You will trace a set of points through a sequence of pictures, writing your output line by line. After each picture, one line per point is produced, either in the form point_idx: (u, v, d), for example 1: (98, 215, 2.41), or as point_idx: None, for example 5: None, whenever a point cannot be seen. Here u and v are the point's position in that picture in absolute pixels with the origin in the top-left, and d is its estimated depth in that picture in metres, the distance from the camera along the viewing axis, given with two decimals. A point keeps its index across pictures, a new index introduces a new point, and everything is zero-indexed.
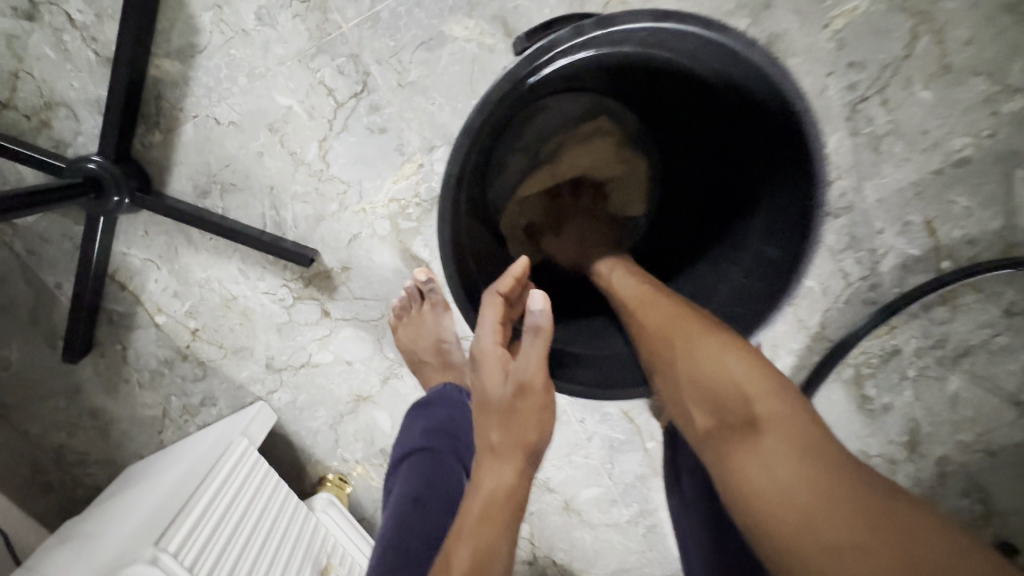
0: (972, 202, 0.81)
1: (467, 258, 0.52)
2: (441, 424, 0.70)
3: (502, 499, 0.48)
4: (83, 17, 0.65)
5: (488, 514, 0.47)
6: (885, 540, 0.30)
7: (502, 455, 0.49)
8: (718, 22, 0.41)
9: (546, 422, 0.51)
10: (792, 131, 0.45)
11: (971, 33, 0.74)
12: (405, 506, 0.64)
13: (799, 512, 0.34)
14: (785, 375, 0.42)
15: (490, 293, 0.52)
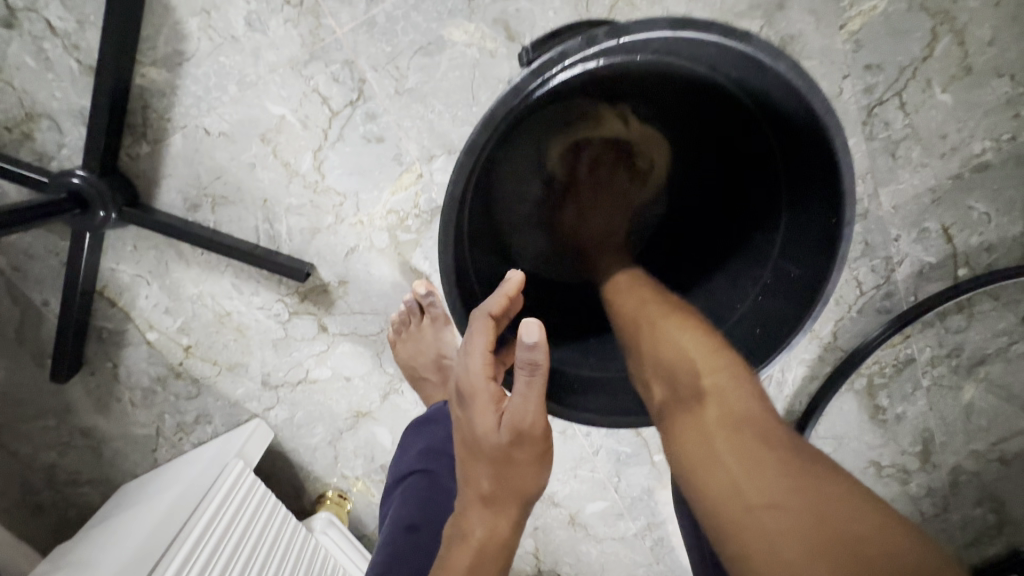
0: (990, 208, 0.80)
1: (469, 278, 0.49)
2: (440, 447, 0.66)
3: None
4: (64, 25, 0.62)
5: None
6: (805, 502, 0.33)
7: (492, 514, 0.46)
8: (742, 31, 0.37)
9: (542, 469, 0.47)
10: (821, 144, 0.42)
11: (993, 33, 0.71)
12: (399, 533, 0.60)
13: (732, 483, 0.36)
14: (738, 356, 0.44)
15: (479, 315, 0.45)
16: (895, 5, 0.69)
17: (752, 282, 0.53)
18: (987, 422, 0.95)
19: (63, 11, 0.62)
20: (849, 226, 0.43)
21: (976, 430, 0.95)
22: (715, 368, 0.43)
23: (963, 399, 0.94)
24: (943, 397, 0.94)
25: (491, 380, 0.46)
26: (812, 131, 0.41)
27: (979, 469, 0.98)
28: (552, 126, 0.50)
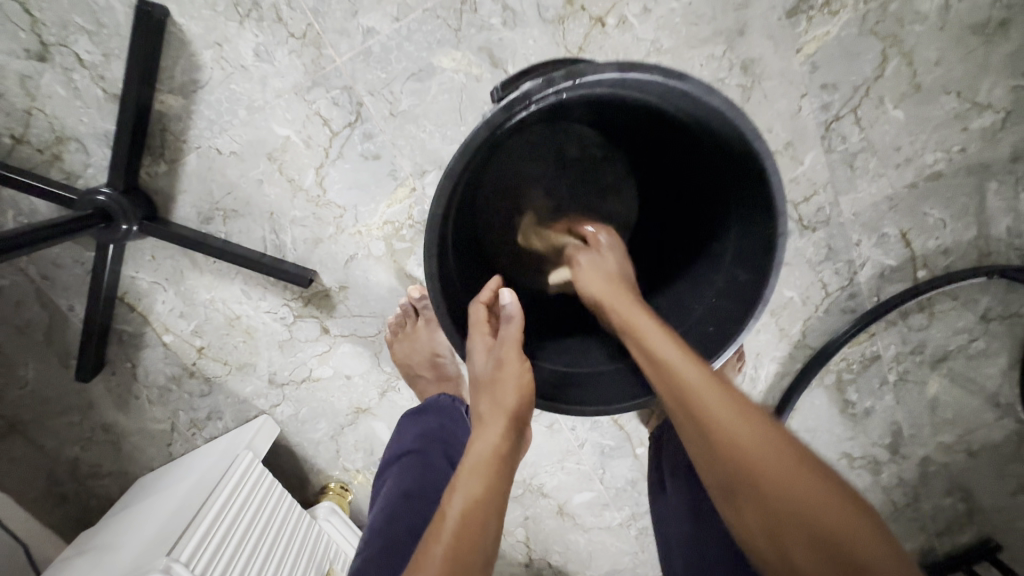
0: (944, 214, 0.86)
1: (455, 283, 0.56)
2: (434, 432, 0.73)
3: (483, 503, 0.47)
4: (91, 57, 0.69)
5: (470, 512, 0.46)
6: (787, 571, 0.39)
7: (486, 429, 0.52)
8: (679, 71, 0.44)
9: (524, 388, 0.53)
10: (754, 165, 0.48)
11: (940, 54, 0.77)
12: (397, 501, 0.65)
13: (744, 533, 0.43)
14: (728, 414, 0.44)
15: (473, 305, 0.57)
16: (848, 30, 0.75)
17: (709, 285, 0.59)
18: (953, 415, 1.00)
19: (90, 45, 0.69)
20: (783, 236, 0.49)
21: (942, 422, 1.01)
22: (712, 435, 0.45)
23: (928, 393, 1.00)
24: (908, 391, 1.00)
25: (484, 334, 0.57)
26: (745, 153, 0.48)
27: (947, 460, 1.03)
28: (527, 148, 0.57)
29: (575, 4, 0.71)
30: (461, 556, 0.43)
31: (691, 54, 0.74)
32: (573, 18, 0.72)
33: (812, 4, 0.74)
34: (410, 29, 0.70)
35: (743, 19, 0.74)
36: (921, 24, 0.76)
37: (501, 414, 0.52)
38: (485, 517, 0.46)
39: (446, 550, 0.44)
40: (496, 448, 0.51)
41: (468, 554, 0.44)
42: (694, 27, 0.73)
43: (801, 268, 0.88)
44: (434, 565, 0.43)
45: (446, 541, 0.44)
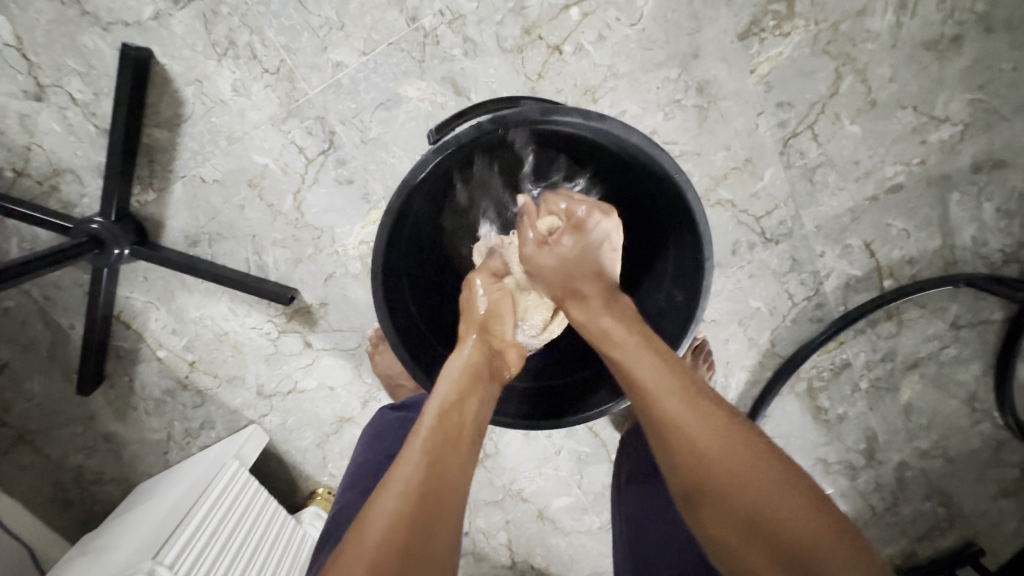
0: (907, 225, 0.87)
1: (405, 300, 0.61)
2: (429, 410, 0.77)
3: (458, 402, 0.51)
4: (83, 96, 0.75)
5: (445, 409, 0.50)
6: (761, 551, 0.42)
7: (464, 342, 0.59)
8: (599, 112, 0.48)
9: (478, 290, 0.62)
10: (679, 193, 0.51)
11: (893, 71, 0.80)
12: (381, 461, 0.70)
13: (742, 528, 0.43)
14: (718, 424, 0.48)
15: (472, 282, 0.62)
16: (799, 51, 0.78)
17: (652, 303, 0.64)
18: (928, 420, 1.01)
19: (82, 85, 0.74)
20: (710, 261, 0.52)
21: (917, 428, 1.02)
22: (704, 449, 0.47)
23: (902, 399, 1.01)
24: (882, 399, 1.01)
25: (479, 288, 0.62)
26: (671, 184, 0.51)
27: (925, 466, 1.03)
28: (480, 171, 0.63)
29: (533, 34, 0.75)
30: (439, 445, 0.47)
31: (647, 77, 0.78)
32: (531, 47, 0.75)
33: (762, 26, 0.77)
34: (377, 61, 0.75)
35: (696, 44, 0.77)
36: (873, 42, 0.79)
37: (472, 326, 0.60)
38: (463, 409, 0.51)
39: (426, 441, 0.47)
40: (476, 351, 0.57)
41: (447, 447, 0.48)
42: (648, 52, 0.77)
43: (765, 279, 0.90)
44: (415, 453, 0.46)
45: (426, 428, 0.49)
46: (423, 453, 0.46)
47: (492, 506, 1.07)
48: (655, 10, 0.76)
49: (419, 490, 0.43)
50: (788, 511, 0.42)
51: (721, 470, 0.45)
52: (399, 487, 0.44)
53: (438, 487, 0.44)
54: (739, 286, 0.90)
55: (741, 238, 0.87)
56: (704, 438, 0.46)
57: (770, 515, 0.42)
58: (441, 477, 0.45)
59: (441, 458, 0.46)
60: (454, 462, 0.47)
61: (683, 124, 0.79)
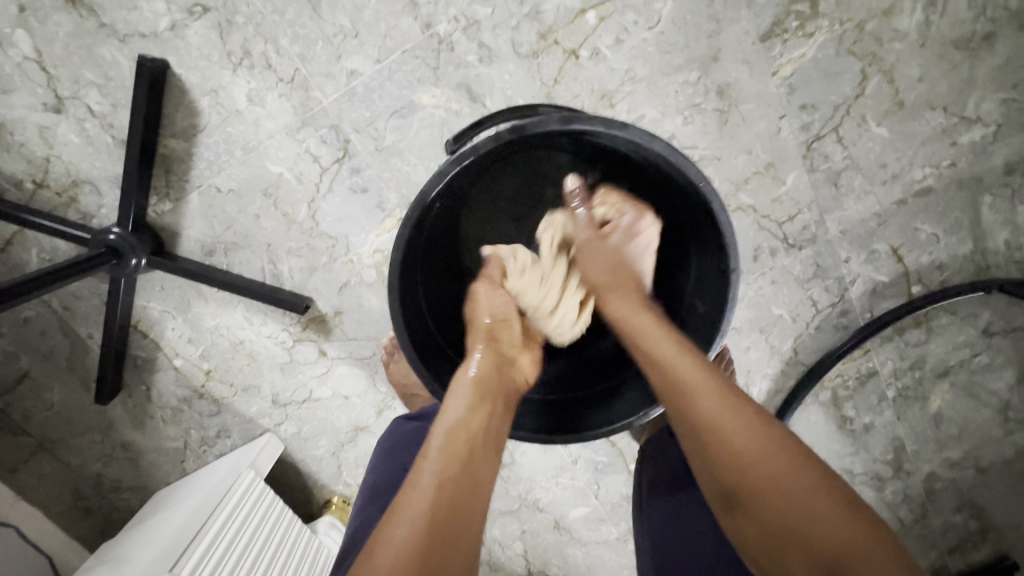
0: (937, 229, 0.84)
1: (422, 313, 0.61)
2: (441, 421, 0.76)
3: (469, 422, 0.49)
4: (101, 107, 0.75)
5: (455, 429, 0.48)
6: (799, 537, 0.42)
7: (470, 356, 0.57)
8: (622, 120, 0.46)
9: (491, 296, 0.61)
10: (704, 203, 0.50)
11: (922, 70, 0.77)
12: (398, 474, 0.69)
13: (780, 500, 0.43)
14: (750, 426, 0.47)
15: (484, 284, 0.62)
16: (823, 52, 0.76)
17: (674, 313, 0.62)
18: (959, 430, 0.97)
19: (100, 97, 0.75)
20: (736, 273, 0.51)
21: (947, 438, 0.98)
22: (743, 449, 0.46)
23: (931, 408, 0.97)
24: (910, 408, 0.97)
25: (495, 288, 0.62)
26: (696, 194, 0.50)
27: (955, 476, 1.00)
28: (496, 178, 0.62)
29: (549, 39, 0.74)
30: (448, 469, 0.45)
31: (666, 81, 0.76)
32: (547, 52, 0.74)
33: (785, 27, 0.75)
34: (392, 69, 0.74)
35: (716, 46, 0.75)
36: (900, 42, 0.76)
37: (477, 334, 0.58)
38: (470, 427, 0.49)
39: (434, 466, 0.45)
40: (485, 368, 0.55)
41: (458, 465, 0.46)
42: (666, 56, 0.75)
43: (788, 285, 0.87)
44: (426, 477, 0.44)
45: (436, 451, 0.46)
46: (434, 477, 0.44)
47: (508, 516, 1.05)
48: (674, 12, 0.74)
49: (429, 515, 0.41)
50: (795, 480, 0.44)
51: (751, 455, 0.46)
52: (406, 515, 0.42)
53: (448, 512, 0.42)
54: (761, 293, 0.88)
55: (763, 244, 0.85)
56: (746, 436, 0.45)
57: (822, 523, 0.41)
58: (451, 501, 0.43)
59: (450, 484, 0.44)
60: (463, 482, 0.45)
61: (703, 129, 0.78)
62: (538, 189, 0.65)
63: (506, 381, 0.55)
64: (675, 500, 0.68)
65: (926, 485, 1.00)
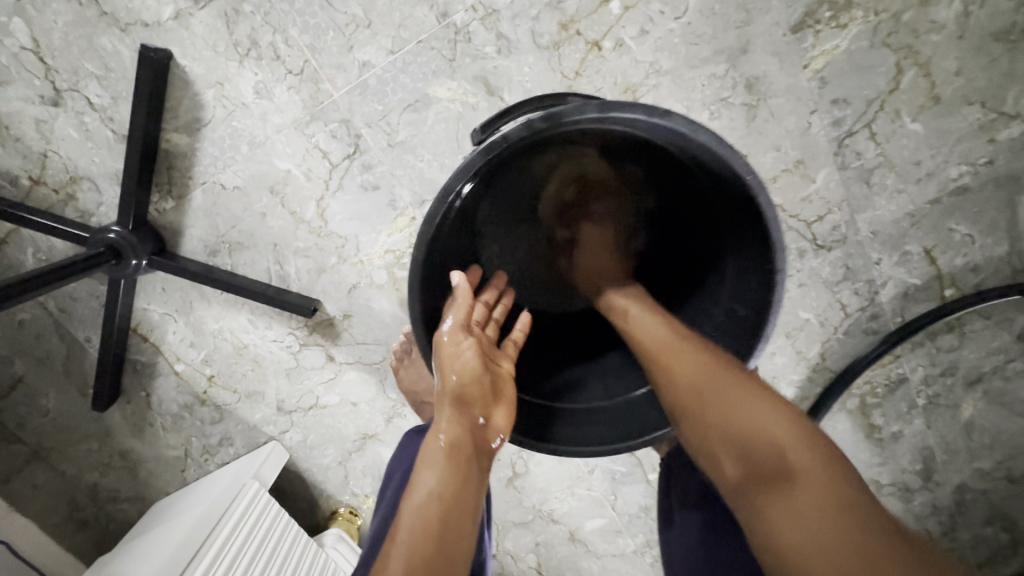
0: (972, 230, 0.80)
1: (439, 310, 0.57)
2: None
3: (442, 499, 0.48)
4: (101, 101, 0.72)
5: (427, 509, 0.47)
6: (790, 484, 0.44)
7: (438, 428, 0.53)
8: (664, 108, 0.42)
9: (458, 349, 0.53)
10: (749, 198, 0.46)
11: (960, 63, 0.73)
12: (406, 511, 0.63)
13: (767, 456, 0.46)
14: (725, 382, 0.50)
15: (450, 330, 0.53)
16: (857, 43, 0.72)
17: (708, 318, 0.59)
18: (991, 440, 0.93)
19: (100, 89, 0.71)
20: (783, 274, 0.47)
21: (978, 448, 0.94)
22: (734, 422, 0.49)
23: (962, 417, 0.93)
24: (940, 416, 0.93)
25: (462, 334, 0.54)
26: (740, 189, 0.46)
27: (987, 488, 0.95)
28: (519, 175, 0.58)
29: (571, 29, 0.71)
30: (420, 550, 0.45)
31: (692, 74, 0.73)
32: (569, 44, 0.71)
33: (818, 18, 0.71)
34: (405, 61, 0.71)
35: (745, 37, 0.72)
36: (938, 33, 0.72)
37: (445, 400, 0.53)
38: (444, 503, 0.48)
39: (405, 549, 0.45)
40: (456, 438, 0.52)
41: (430, 547, 0.45)
42: (692, 48, 0.72)
43: (816, 288, 0.84)
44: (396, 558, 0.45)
45: (407, 533, 0.46)
46: (405, 560, 0.44)
47: (521, 528, 1.01)
48: (702, 1, 0.70)
49: None
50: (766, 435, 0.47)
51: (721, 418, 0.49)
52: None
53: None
54: (787, 296, 0.85)
55: (791, 245, 0.81)
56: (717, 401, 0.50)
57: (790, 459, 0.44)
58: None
59: (421, 571, 0.44)
60: (434, 567, 0.44)
61: (730, 124, 0.74)
62: (562, 187, 0.62)
63: (477, 449, 0.52)
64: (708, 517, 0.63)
65: (956, 496, 0.96)
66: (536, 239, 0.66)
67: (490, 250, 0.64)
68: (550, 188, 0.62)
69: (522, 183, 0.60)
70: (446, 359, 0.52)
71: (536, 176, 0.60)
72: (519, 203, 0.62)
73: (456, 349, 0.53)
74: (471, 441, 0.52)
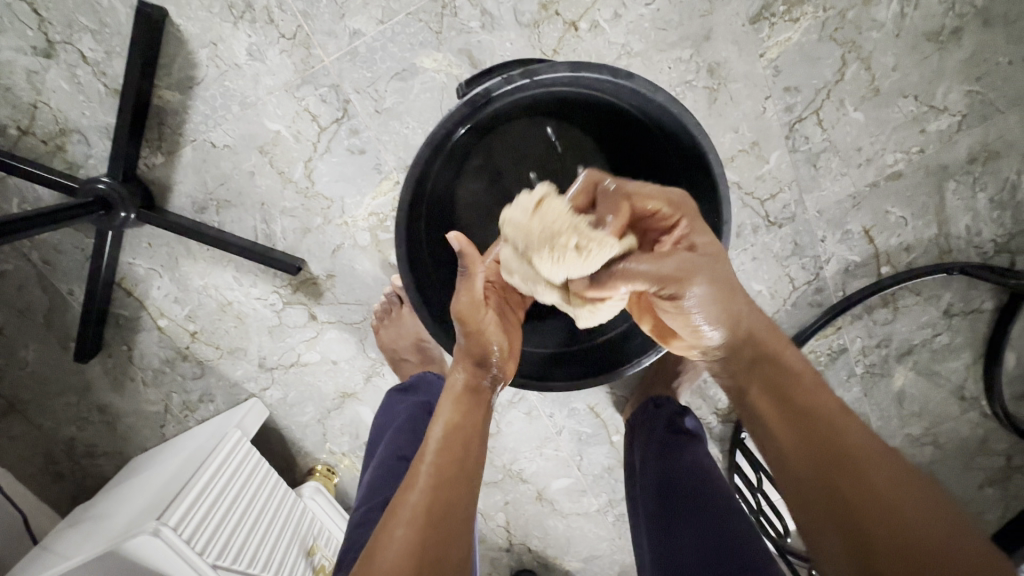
0: (905, 212, 0.88)
1: (422, 254, 0.63)
2: (422, 404, 0.79)
3: (462, 428, 0.55)
4: (94, 54, 0.74)
5: (451, 435, 0.53)
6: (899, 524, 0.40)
7: (452, 373, 0.60)
8: (624, 70, 0.54)
9: (478, 315, 0.60)
10: (700, 156, 0.57)
11: (896, 59, 0.82)
12: (393, 462, 0.70)
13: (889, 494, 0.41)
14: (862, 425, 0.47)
15: (465, 299, 0.60)
16: (807, 37, 0.80)
17: None
18: (920, 408, 1.01)
19: (93, 43, 0.73)
20: (728, 225, 0.57)
21: (909, 415, 1.02)
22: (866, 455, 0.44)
23: (894, 386, 1.01)
24: (876, 384, 1.01)
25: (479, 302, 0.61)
26: (689, 143, 0.57)
27: (915, 453, 1.03)
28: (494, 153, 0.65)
29: (550, 10, 0.76)
30: (443, 471, 0.50)
31: (660, 58, 0.80)
32: (548, 23, 0.77)
33: (773, 11, 0.79)
34: (394, 31, 0.75)
35: (709, 25, 0.79)
36: (878, 31, 0.81)
37: (467, 356, 0.60)
38: (466, 433, 0.55)
39: (429, 466, 0.50)
40: (473, 377, 0.60)
41: (452, 470, 0.51)
42: (660, 34, 0.79)
43: (768, 262, 0.91)
44: (421, 481, 0.49)
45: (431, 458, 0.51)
46: (428, 478, 0.49)
47: (491, 486, 1.07)
48: None
49: (426, 513, 0.46)
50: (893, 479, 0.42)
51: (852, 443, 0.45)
52: (406, 513, 0.46)
53: (443, 508, 0.47)
54: (742, 269, 0.91)
55: (745, 220, 0.88)
56: (851, 430, 0.46)
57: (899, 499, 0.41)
58: (447, 499, 0.48)
59: (443, 486, 0.49)
60: (453, 486, 0.49)
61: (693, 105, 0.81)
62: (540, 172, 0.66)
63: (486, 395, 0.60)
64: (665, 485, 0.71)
65: None
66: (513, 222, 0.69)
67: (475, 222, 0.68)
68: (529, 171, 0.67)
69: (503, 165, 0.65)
70: (466, 324, 0.60)
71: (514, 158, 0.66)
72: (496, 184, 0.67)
73: (471, 314, 0.60)
74: (484, 383, 0.60)
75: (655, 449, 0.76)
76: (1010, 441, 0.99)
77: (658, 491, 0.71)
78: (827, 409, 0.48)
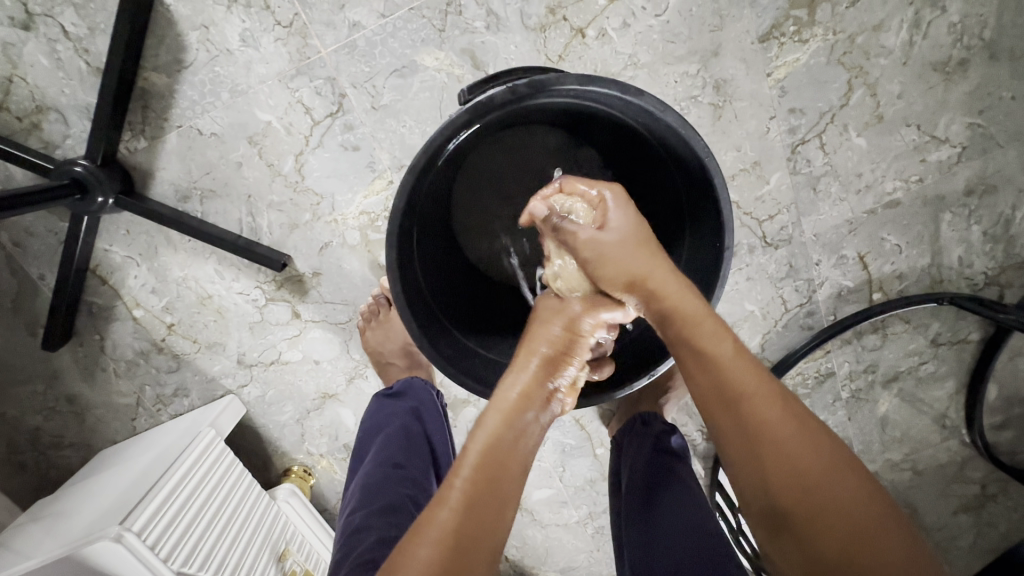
0: (901, 240, 0.87)
1: (415, 264, 0.60)
2: (410, 410, 0.77)
3: (496, 447, 0.51)
4: (77, 30, 0.70)
5: (482, 456, 0.50)
6: (831, 526, 0.43)
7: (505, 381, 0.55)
8: (637, 87, 0.52)
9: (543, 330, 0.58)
10: (707, 180, 0.55)
11: (902, 87, 0.81)
12: (384, 470, 0.68)
13: (825, 497, 0.44)
14: (797, 407, 0.48)
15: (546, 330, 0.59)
16: (815, 59, 0.80)
17: None
18: (902, 434, 1.01)
19: (76, 18, 0.70)
20: (729, 251, 0.55)
21: (891, 441, 1.02)
22: (802, 453, 0.46)
23: (878, 411, 1.00)
24: (860, 409, 1.00)
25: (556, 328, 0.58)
26: (698, 166, 0.55)
27: (895, 478, 1.03)
28: (493, 160, 0.63)
29: (558, 14, 0.74)
30: (472, 494, 0.48)
31: (666, 70, 0.78)
32: (555, 28, 0.75)
33: (783, 31, 0.78)
34: (396, 25, 0.73)
35: (718, 41, 0.78)
36: (886, 58, 0.80)
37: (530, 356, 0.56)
38: (506, 450, 0.51)
39: (461, 489, 0.48)
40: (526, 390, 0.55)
41: (485, 493, 0.48)
42: (668, 47, 0.77)
43: (762, 283, 0.89)
44: (452, 498, 0.48)
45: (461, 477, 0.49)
46: (457, 501, 0.47)
47: None
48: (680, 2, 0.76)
49: (450, 540, 0.45)
50: (824, 473, 0.45)
51: (785, 445, 0.46)
52: (433, 535, 0.46)
53: (468, 539, 0.46)
54: (736, 289, 0.90)
55: (742, 240, 0.87)
56: (792, 430, 0.47)
57: (838, 501, 0.44)
58: (476, 528, 0.47)
59: (472, 512, 0.47)
60: (483, 513, 0.48)
61: (698, 120, 0.80)
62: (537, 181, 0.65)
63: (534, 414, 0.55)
64: (651, 503, 0.69)
65: None
66: (511, 229, 0.67)
67: (469, 228, 0.66)
68: (528, 175, 0.65)
69: (503, 167, 0.64)
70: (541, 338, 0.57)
71: (513, 161, 0.64)
72: (492, 191, 0.65)
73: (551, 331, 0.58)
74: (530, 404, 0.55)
75: (643, 467, 0.74)
76: (986, 470, 1.00)
77: (640, 511, 0.69)
78: (758, 411, 0.48)
